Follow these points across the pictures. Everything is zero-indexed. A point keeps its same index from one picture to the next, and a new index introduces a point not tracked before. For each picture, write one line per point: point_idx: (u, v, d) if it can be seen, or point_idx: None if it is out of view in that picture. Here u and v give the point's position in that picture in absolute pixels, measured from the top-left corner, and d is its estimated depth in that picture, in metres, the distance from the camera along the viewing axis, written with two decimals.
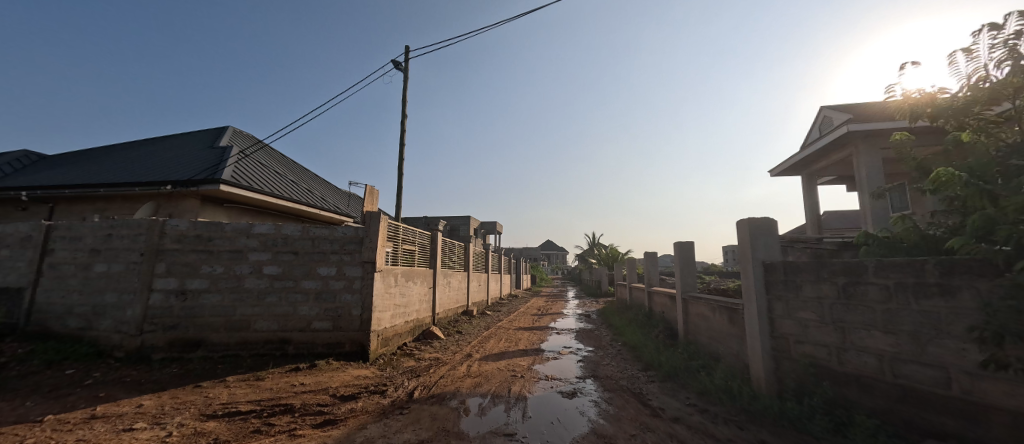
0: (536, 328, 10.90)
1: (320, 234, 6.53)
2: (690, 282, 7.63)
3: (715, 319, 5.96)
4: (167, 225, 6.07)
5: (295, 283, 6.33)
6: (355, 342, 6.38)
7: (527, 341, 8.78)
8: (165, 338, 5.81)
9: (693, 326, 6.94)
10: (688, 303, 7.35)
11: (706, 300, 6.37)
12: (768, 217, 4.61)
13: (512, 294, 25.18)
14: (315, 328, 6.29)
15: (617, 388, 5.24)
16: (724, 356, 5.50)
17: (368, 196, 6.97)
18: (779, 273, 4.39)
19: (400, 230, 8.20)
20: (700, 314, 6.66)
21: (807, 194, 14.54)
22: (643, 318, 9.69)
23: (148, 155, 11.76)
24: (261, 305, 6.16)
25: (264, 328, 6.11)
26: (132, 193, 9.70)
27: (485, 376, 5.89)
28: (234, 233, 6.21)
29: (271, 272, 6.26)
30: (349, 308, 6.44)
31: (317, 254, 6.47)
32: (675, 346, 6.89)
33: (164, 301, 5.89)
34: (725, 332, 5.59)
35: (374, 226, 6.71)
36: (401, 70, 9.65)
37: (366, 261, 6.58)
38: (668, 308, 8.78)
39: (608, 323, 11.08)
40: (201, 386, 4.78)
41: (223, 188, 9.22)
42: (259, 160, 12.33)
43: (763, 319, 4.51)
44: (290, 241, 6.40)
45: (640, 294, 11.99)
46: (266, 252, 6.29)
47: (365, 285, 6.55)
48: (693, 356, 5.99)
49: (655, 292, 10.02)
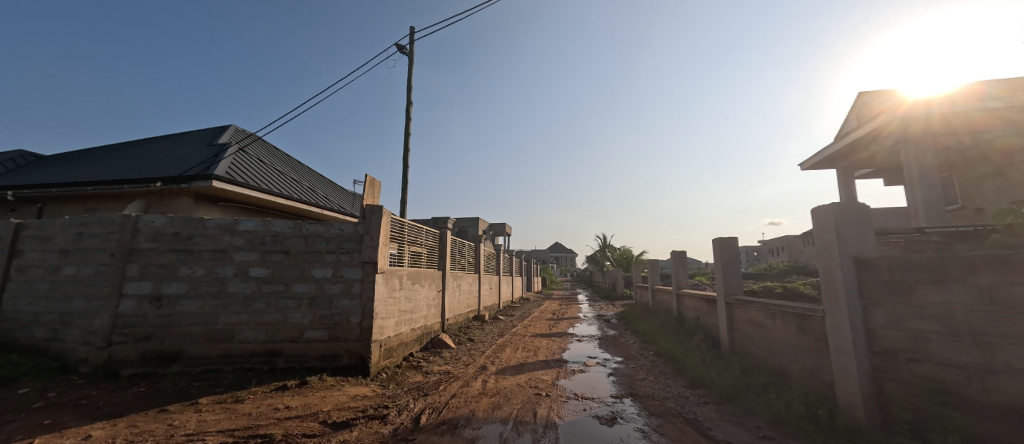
0: (554, 334, 10.02)
1: (315, 231, 5.76)
2: (735, 284, 6.70)
3: (776, 328, 5.03)
4: (141, 221, 5.32)
5: (286, 287, 5.55)
6: (354, 355, 5.58)
7: (547, 350, 7.88)
8: (137, 351, 5.05)
9: (743, 335, 6.01)
10: (733, 308, 6.43)
11: (761, 304, 5.44)
12: (857, 202, 3.71)
13: (524, 298, 24.32)
14: (308, 338, 5.50)
15: (667, 412, 4.34)
16: (793, 373, 4.57)
17: (368, 188, 6.19)
18: (881, 272, 3.48)
19: (406, 227, 7.42)
20: (752, 321, 5.73)
21: (843, 188, 13.46)
22: (675, 324, 8.76)
23: (143, 152, 11.18)
24: (247, 312, 5.38)
25: (250, 339, 5.33)
26: (119, 192, 9.03)
27: (505, 395, 5.03)
28: (217, 230, 5.47)
29: (259, 275, 5.50)
30: (348, 315, 5.65)
31: (312, 253, 5.71)
32: (723, 357, 5.95)
33: (137, 308, 5.14)
34: (794, 343, 4.66)
35: (375, 221, 5.92)
36: (406, 54, 8.88)
37: (366, 262, 5.80)
38: (705, 314, 7.82)
39: (633, 329, 10.15)
40: (168, 411, 4.00)
41: (215, 184, 8.52)
42: (257, 157, 11.66)
43: (855, 329, 3.61)
44: (280, 239, 5.64)
45: (666, 298, 11.01)
46: (253, 252, 5.53)
47: (365, 288, 5.76)
48: (751, 371, 5.06)
49: (687, 295, 9.09)
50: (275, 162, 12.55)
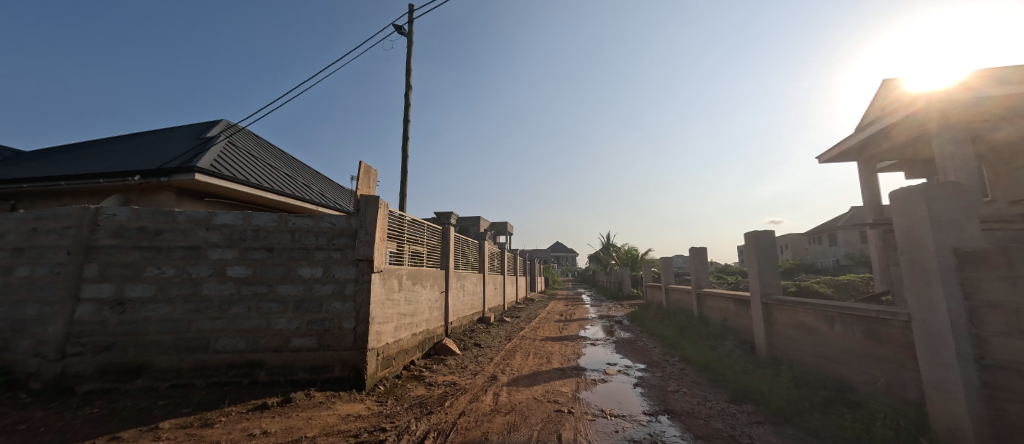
0: (566, 338, 9.32)
1: (302, 225, 5.08)
2: (773, 282, 6.01)
3: (838, 333, 4.32)
4: (101, 213, 4.61)
5: (269, 289, 4.87)
6: (347, 365, 4.91)
7: (561, 356, 7.18)
8: (96, 364, 4.37)
9: (788, 340, 5.31)
10: (773, 310, 5.75)
11: (813, 306, 4.74)
12: (955, 181, 3.05)
13: (527, 298, 23.56)
14: (294, 347, 4.82)
15: (717, 436, 3.64)
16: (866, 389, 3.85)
17: (362, 176, 5.52)
18: (995, 267, 2.80)
19: (406, 223, 6.76)
20: (800, 326, 5.05)
21: (865, 183, 12.98)
22: (699, 327, 8.06)
23: (126, 145, 10.49)
24: (224, 317, 4.70)
25: (227, 348, 4.65)
26: (96, 187, 8.31)
27: (521, 413, 4.35)
28: (190, 224, 4.79)
29: (238, 274, 4.81)
30: (340, 320, 4.98)
31: (299, 250, 5.04)
32: (765, 365, 5.26)
33: (96, 314, 4.45)
34: (864, 353, 3.95)
35: (370, 214, 5.24)
36: (404, 34, 8.18)
37: (360, 260, 5.12)
38: (735, 316, 7.13)
39: (650, 332, 9.45)
40: (119, 440, 3.32)
41: (198, 177, 7.81)
42: (248, 152, 10.98)
43: (960, 339, 2.93)
44: (262, 235, 4.96)
45: (685, 298, 10.31)
46: (231, 249, 4.85)
47: (360, 290, 5.08)
48: (806, 383, 4.37)
49: (711, 295, 8.42)
50: (267, 158, 11.85)
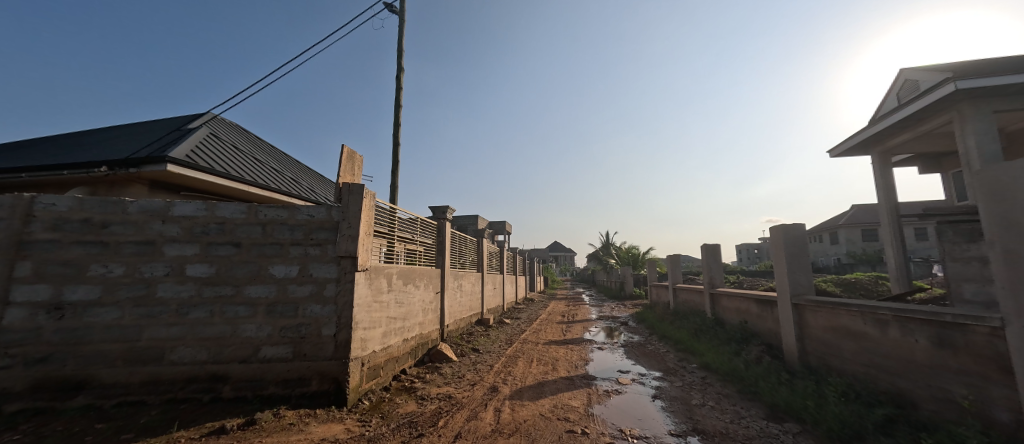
0: (570, 341, 8.71)
1: (275, 217, 4.43)
2: (804, 282, 5.40)
3: (900, 341, 3.70)
4: (37, 203, 3.94)
5: (235, 291, 4.22)
6: (326, 378, 4.27)
7: (567, 362, 6.57)
8: (27, 379, 3.71)
9: (827, 346, 4.71)
10: (806, 312, 5.14)
11: (861, 309, 4.13)
12: None
13: (527, 298, 22.89)
14: (265, 357, 4.18)
15: None
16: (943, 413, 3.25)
17: (346, 162, 4.88)
18: None
19: (396, 218, 6.12)
20: (843, 330, 4.45)
21: (879, 174, 12.56)
22: (715, 330, 7.46)
23: (99, 136, 9.80)
24: (182, 323, 4.05)
25: (185, 360, 4.02)
26: (59, 179, 7.61)
27: (527, 434, 3.71)
28: (143, 216, 4.14)
29: (199, 274, 4.16)
30: (318, 326, 4.34)
31: (271, 246, 4.39)
32: (800, 374, 4.65)
33: (28, 321, 3.78)
34: (937, 365, 3.33)
35: (354, 205, 4.61)
36: (396, 12, 7.54)
37: (343, 257, 4.50)
38: (757, 318, 6.54)
39: (660, 334, 8.86)
40: None
41: (170, 168, 7.11)
42: (231, 144, 10.27)
43: None
44: (229, 228, 4.31)
45: (697, 299, 9.69)
46: (192, 245, 4.20)
47: (342, 292, 4.45)
48: (857, 398, 3.77)
49: (727, 295, 7.82)
50: (253, 151, 11.13)
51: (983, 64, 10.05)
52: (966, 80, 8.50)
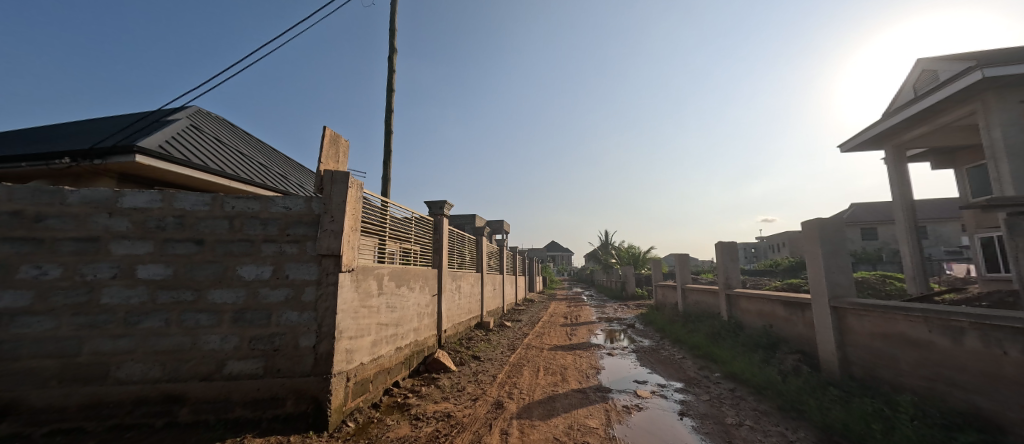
0: (577, 346, 8.14)
1: (244, 209, 3.81)
2: (844, 283, 4.84)
3: (983, 353, 3.14)
4: None
5: (196, 297, 3.59)
6: (304, 398, 3.66)
7: (577, 371, 5.99)
8: None
9: (877, 355, 4.15)
10: (849, 317, 4.56)
11: (927, 313, 3.56)
12: None
13: (527, 299, 22.32)
14: (232, 374, 3.56)
15: None
16: None
17: (328, 147, 4.26)
18: None
19: (389, 213, 5.49)
20: (899, 339, 3.88)
21: (893, 170, 12.05)
22: (735, 334, 6.89)
23: (69, 126, 9.09)
24: (131, 335, 3.42)
25: (135, 378, 3.39)
26: (18, 172, 6.92)
27: None
28: (85, 208, 3.49)
29: (152, 276, 3.53)
30: (295, 336, 3.72)
31: (240, 243, 3.77)
32: (849, 388, 4.09)
33: None
34: None
35: (337, 195, 4.00)
36: None
37: (324, 256, 3.88)
38: (784, 321, 5.97)
39: (672, 338, 8.30)
40: None
41: (140, 160, 6.39)
42: (214, 137, 9.56)
43: None
44: (190, 222, 3.68)
45: (709, 300, 9.13)
46: (145, 242, 3.57)
47: (323, 296, 3.83)
48: (929, 419, 3.20)
49: (746, 296, 7.27)
50: (238, 146, 10.41)
51: (1007, 53, 9.52)
52: (993, 67, 7.94)
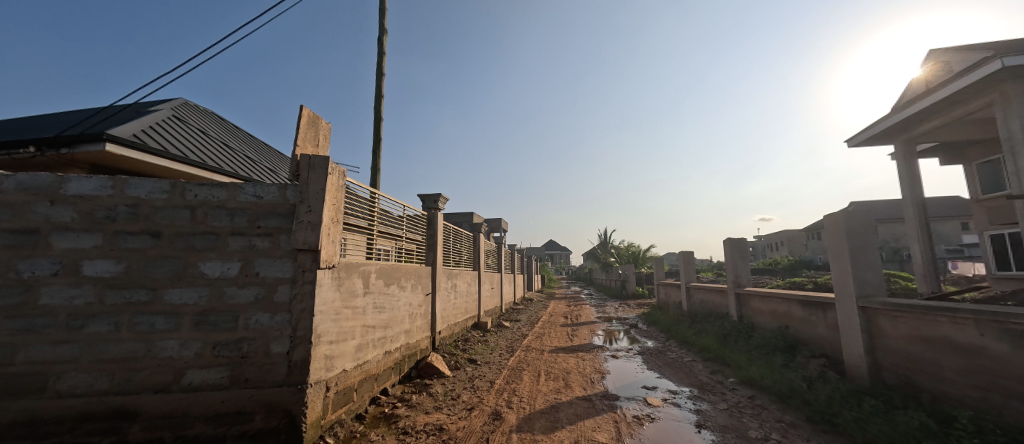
0: (579, 348, 7.73)
1: (208, 198, 3.37)
2: (873, 281, 4.43)
3: None
4: None
5: (151, 297, 3.15)
6: (276, 411, 3.24)
7: (580, 376, 5.57)
8: None
9: (916, 361, 3.74)
10: (881, 319, 4.15)
11: (980, 315, 3.15)
12: None
13: (526, 298, 21.88)
14: (193, 385, 3.13)
15: None
16: None
17: (305, 129, 3.81)
18: None
19: (377, 206, 5.05)
20: (942, 344, 3.49)
21: (903, 165, 11.67)
22: (747, 335, 6.50)
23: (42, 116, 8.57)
24: (75, 341, 2.98)
25: (79, 390, 2.95)
26: None
27: None
28: (23, 197, 3.05)
29: (100, 274, 3.08)
30: (266, 341, 3.29)
31: (204, 236, 3.33)
32: (884, 397, 3.69)
33: None
34: None
35: (314, 183, 3.56)
36: None
37: (299, 251, 3.44)
38: (802, 323, 5.57)
39: (679, 339, 7.90)
40: None
41: (109, 149, 5.89)
42: (197, 129, 9.05)
43: None
44: (145, 213, 3.24)
45: (718, 299, 8.72)
46: (92, 235, 3.12)
47: (298, 296, 3.40)
48: (988, 436, 2.79)
49: (758, 296, 6.85)
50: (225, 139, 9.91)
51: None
52: (1012, 57, 7.45)
